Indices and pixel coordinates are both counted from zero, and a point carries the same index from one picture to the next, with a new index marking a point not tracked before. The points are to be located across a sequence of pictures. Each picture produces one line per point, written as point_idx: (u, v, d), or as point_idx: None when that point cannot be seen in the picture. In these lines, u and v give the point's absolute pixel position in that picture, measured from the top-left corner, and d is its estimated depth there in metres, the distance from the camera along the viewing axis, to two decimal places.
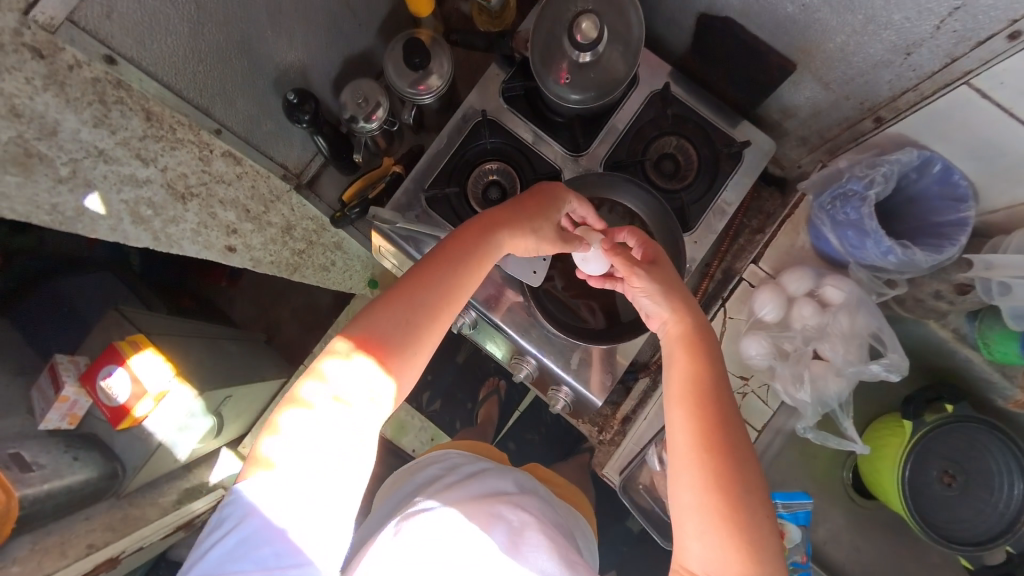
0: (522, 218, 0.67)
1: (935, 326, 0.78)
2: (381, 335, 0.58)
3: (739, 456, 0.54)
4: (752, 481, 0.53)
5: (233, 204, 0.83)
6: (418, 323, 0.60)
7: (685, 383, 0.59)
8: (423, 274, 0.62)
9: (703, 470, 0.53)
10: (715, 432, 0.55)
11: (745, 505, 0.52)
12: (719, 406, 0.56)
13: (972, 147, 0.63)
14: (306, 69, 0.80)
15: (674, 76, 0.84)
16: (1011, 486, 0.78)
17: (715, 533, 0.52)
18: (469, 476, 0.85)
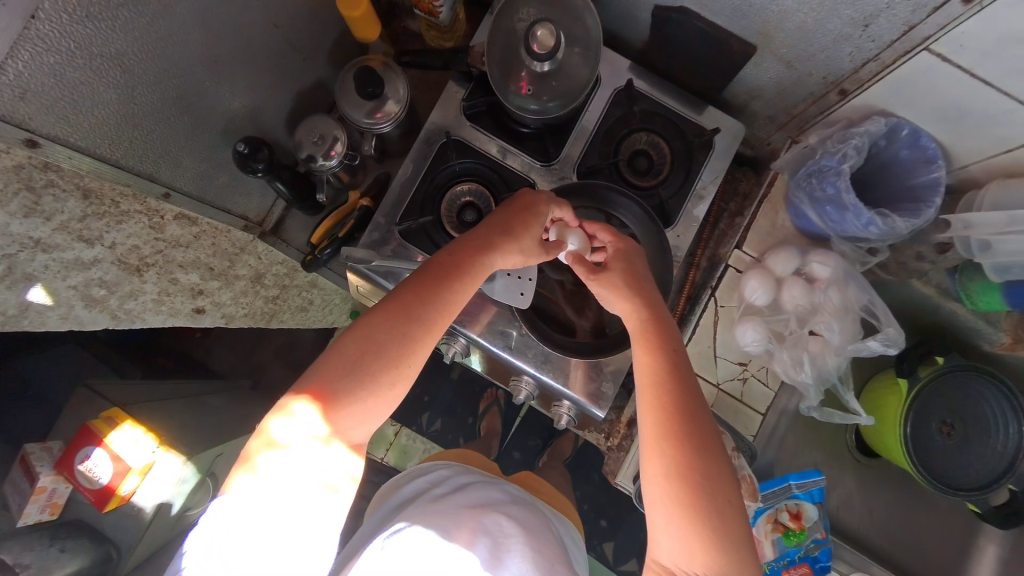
0: (505, 230, 0.66)
1: (918, 284, 0.79)
2: (342, 377, 0.58)
3: (696, 446, 0.56)
4: (707, 468, 0.55)
5: (195, 265, 0.78)
6: (379, 361, 0.59)
7: (641, 380, 0.61)
8: (390, 306, 0.61)
9: (659, 461, 0.56)
10: (671, 426, 0.57)
11: (702, 492, 0.54)
12: (676, 399, 0.58)
13: (937, 110, 0.64)
14: (253, 112, 0.76)
15: (635, 70, 0.83)
16: (1008, 427, 0.81)
17: (676, 523, 0.54)
18: (455, 484, 0.85)
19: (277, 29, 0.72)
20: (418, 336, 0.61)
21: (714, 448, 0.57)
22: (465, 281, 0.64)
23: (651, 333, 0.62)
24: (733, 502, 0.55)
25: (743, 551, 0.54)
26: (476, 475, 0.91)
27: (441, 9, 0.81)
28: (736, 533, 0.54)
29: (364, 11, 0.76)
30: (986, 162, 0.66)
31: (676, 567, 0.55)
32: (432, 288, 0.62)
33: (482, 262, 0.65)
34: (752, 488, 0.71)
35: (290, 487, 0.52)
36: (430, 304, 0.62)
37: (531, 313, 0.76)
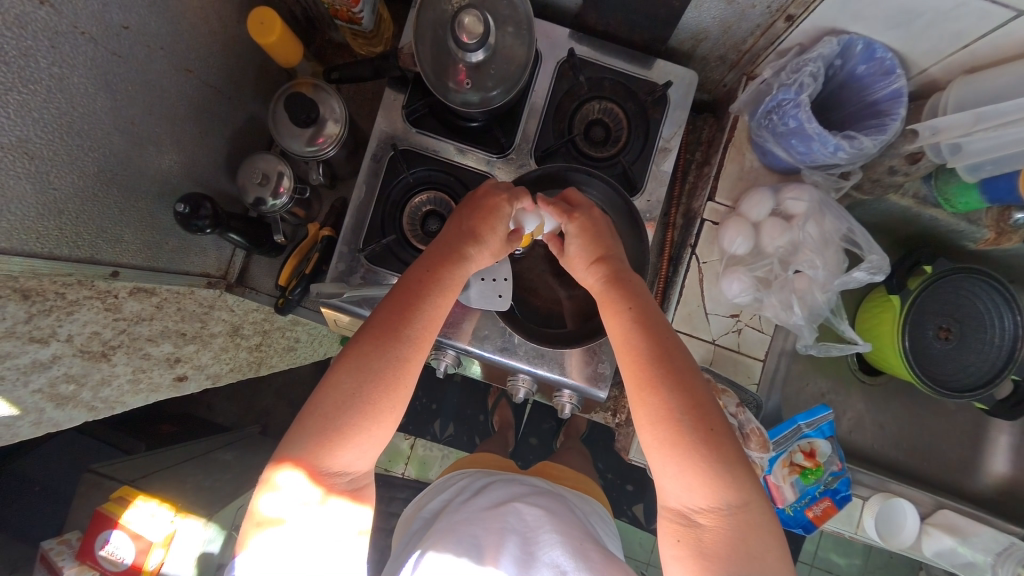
0: (465, 227, 0.64)
1: (896, 198, 0.78)
2: (334, 407, 0.56)
3: (678, 389, 0.56)
4: (689, 406, 0.55)
5: (164, 335, 0.75)
6: (366, 382, 0.57)
7: (614, 340, 0.61)
8: (376, 328, 0.59)
9: (645, 411, 0.56)
10: (647, 374, 0.57)
11: (693, 433, 0.54)
12: (648, 346, 0.58)
13: (888, 19, 0.61)
14: (189, 166, 0.71)
15: (574, 38, 0.79)
16: (1003, 318, 0.82)
17: (671, 466, 0.55)
18: (476, 490, 0.85)
19: (192, 73, 0.67)
20: (399, 350, 0.59)
21: (695, 385, 0.56)
22: (440, 287, 0.62)
23: (611, 287, 0.62)
24: (724, 434, 0.55)
25: (746, 480, 0.54)
26: (494, 477, 0.90)
27: (361, 15, 0.76)
28: (734, 464, 0.54)
29: (280, 34, 0.70)
30: (945, 63, 0.65)
31: (684, 509, 0.56)
32: (410, 303, 0.60)
33: (455, 262, 0.63)
34: (763, 439, 0.70)
35: (295, 555, 0.52)
36: (409, 318, 0.60)
37: (513, 313, 0.74)
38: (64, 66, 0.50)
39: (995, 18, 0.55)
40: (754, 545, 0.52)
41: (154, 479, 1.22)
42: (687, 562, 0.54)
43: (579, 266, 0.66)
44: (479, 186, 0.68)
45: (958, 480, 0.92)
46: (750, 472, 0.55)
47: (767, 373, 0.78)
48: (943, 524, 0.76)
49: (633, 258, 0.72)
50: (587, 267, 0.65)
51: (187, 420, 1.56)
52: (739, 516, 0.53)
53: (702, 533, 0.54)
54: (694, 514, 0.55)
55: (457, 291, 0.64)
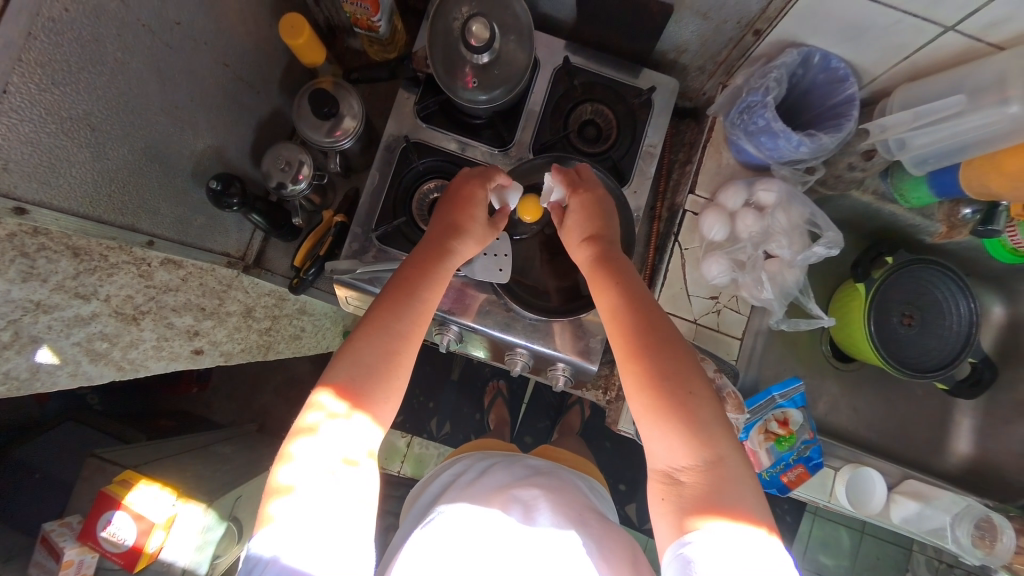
0: (449, 215, 0.72)
1: (859, 193, 0.87)
2: (338, 368, 0.62)
3: (655, 356, 0.62)
4: (668, 370, 0.61)
5: (187, 307, 0.81)
6: (365, 348, 0.63)
7: (605, 311, 0.67)
8: (372, 307, 0.66)
9: (630, 378, 0.62)
10: (631, 343, 0.63)
11: (670, 394, 0.60)
12: (630, 318, 0.64)
13: (840, 33, 0.71)
14: (220, 151, 0.78)
15: (569, 48, 0.89)
16: (960, 306, 0.91)
17: (653, 427, 0.60)
18: (480, 469, 0.90)
19: (229, 68, 0.75)
20: (387, 324, 0.64)
21: (675, 352, 0.62)
22: (432, 265, 0.69)
23: (600, 266, 0.69)
24: (701, 397, 0.60)
25: (724, 439, 0.59)
26: (496, 457, 0.95)
27: (379, 23, 0.85)
28: (708, 422, 0.59)
29: (307, 37, 0.78)
30: (890, 72, 0.74)
31: (669, 468, 0.60)
32: (400, 283, 0.67)
33: (443, 242, 0.71)
34: (738, 402, 0.76)
35: (325, 458, 0.55)
36: (408, 289, 0.66)
37: (511, 285, 0.81)
38: (127, 53, 0.57)
39: (927, 32, 0.65)
40: (734, 496, 0.55)
41: (156, 467, 1.24)
42: (670, 518, 0.57)
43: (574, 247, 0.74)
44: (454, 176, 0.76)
45: (928, 461, 0.98)
46: (728, 433, 0.59)
47: (745, 350, 0.85)
48: (909, 491, 0.81)
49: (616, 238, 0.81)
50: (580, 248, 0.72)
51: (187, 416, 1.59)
52: (718, 471, 0.57)
53: (686, 487, 0.57)
54: (677, 473, 0.59)
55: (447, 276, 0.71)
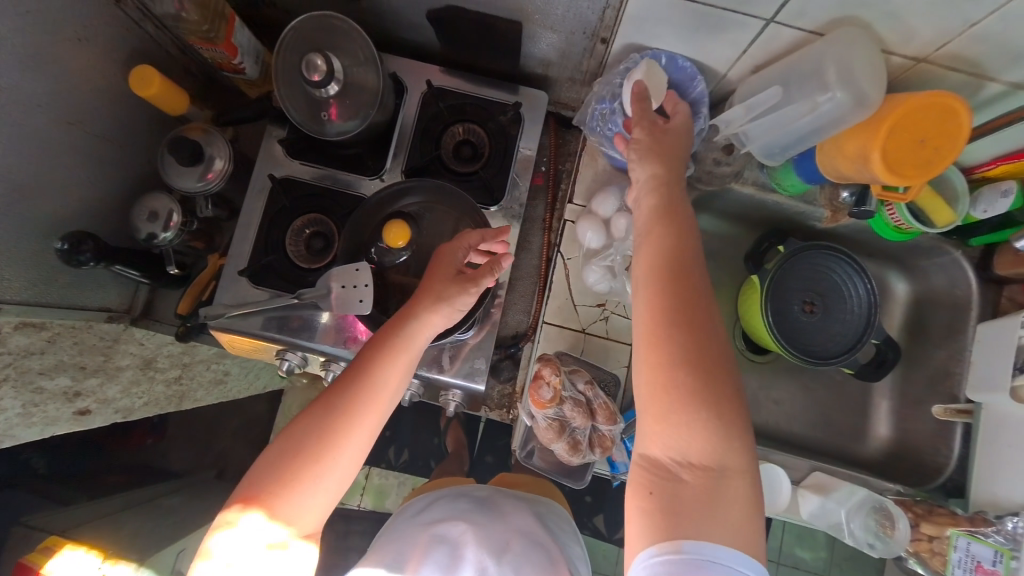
0: (420, 297, 0.68)
1: (739, 186, 0.86)
2: (272, 468, 0.61)
3: (692, 333, 0.54)
4: (699, 354, 0.53)
5: (60, 368, 0.79)
6: (308, 453, 0.61)
7: (639, 271, 0.60)
8: (321, 401, 0.64)
9: (654, 348, 0.55)
10: (664, 314, 0.55)
11: (691, 384, 0.53)
12: (669, 290, 0.56)
13: (676, 35, 0.71)
14: (81, 208, 0.78)
15: (434, 72, 0.89)
16: (858, 287, 0.90)
17: (669, 412, 0.54)
18: (427, 500, 0.89)
19: (77, 125, 0.74)
20: (336, 426, 0.63)
21: (713, 339, 0.54)
22: (393, 364, 0.65)
23: (659, 218, 0.61)
24: (731, 399, 0.53)
25: (742, 449, 0.53)
26: (447, 487, 0.93)
27: (244, 65, 0.86)
28: (723, 425, 0.52)
29: (160, 84, 0.78)
30: (737, 66, 0.74)
31: (670, 463, 0.54)
32: (356, 379, 0.64)
33: (415, 338, 0.66)
34: (611, 413, 0.71)
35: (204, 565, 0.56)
36: (368, 393, 0.64)
37: (377, 314, 0.76)
38: None
39: (752, 27, 0.65)
40: (733, 517, 0.50)
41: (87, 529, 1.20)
42: (653, 513, 0.52)
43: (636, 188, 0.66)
44: (438, 255, 0.72)
45: (852, 449, 0.96)
46: (746, 445, 0.53)
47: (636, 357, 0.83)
48: (812, 485, 0.79)
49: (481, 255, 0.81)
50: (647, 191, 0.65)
51: (136, 470, 1.55)
52: (724, 480, 0.52)
53: (684, 488, 0.52)
54: (681, 469, 0.53)
55: (402, 365, 0.66)
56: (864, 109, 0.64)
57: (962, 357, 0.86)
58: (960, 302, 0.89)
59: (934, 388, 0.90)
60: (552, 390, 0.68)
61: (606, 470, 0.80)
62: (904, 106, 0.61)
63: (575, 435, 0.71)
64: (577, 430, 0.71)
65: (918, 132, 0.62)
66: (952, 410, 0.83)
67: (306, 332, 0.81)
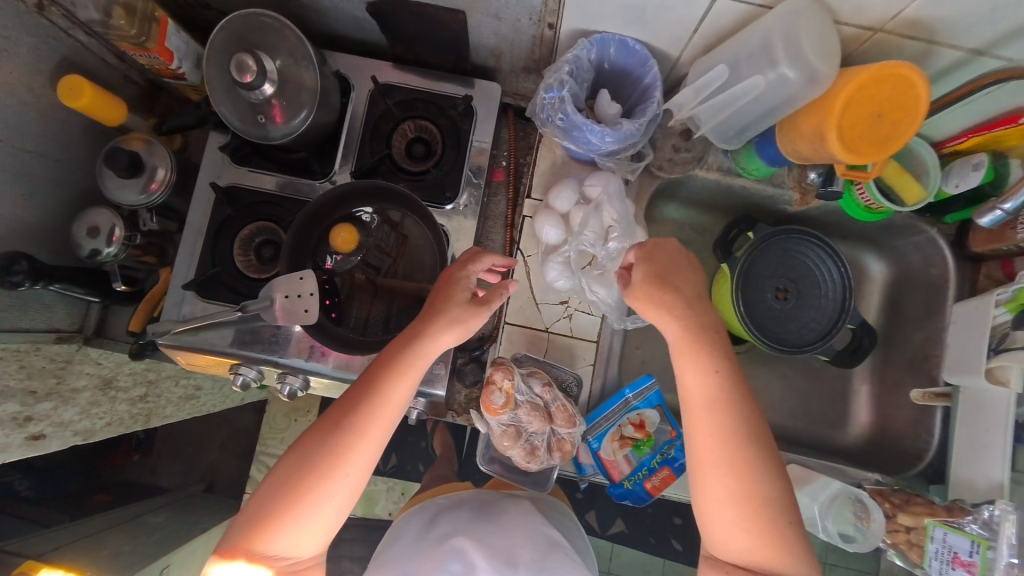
0: (428, 313, 0.64)
1: (703, 172, 0.83)
2: (279, 493, 0.60)
3: (758, 471, 0.57)
4: (762, 478, 0.57)
5: (7, 393, 0.77)
6: (313, 480, 0.60)
7: (689, 401, 0.61)
8: (323, 423, 0.62)
9: (720, 487, 0.58)
10: (734, 457, 0.58)
11: (736, 470, 0.57)
12: (734, 425, 0.58)
13: (622, 17, 0.67)
14: (14, 229, 0.75)
15: (381, 68, 0.86)
16: (830, 272, 0.87)
17: (716, 486, 0.59)
18: (427, 517, 0.80)
19: (2, 142, 0.71)
20: (344, 449, 0.60)
21: (755, 436, 0.58)
22: (401, 385, 0.62)
23: (698, 351, 0.61)
24: (779, 485, 0.57)
25: (799, 538, 0.57)
26: (441, 502, 0.84)
27: (181, 70, 0.83)
28: (798, 550, 0.56)
29: (91, 95, 0.75)
30: (689, 47, 0.71)
31: (739, 561, 0.58)
32: (358, 403, 0.61)
33: (424, 358, 0.62)
34: (570, 415, 0.69)
35: None
36: (375, 422, 0.61)
37: (326, 324, 0.71)
38: None
39: (697, 3, 0.61)
40: None
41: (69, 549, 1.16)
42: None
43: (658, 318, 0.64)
44: (450, 271, 0.67)
45: (833, 436, 0.93)
46: (805, 540, 0.57)
47: (602, 354, 0.80)
48: (787, 479, 0.77)
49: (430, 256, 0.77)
50: (668, 317, 0.63)
51: (120, 487, 1.53)
52: (790, 570, 0.56)
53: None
54: (749, 565, 0.57)
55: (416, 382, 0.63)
56: (817, 85, 0.60)
57: (939, 339, 0.84)
58: (936, 281, 0.86)
59: (913, 371, 0.87)
60: (504, 396, 0.65)
61: (573, 472, 0.79)
62: (857, 83, 0.58)
63: (532, 441, 0.69)
64: (533, 435, 0.68)
65: (873, 108, 0.59)
66: (929, 394, 0.82)
67: (256, 343, 0.79)
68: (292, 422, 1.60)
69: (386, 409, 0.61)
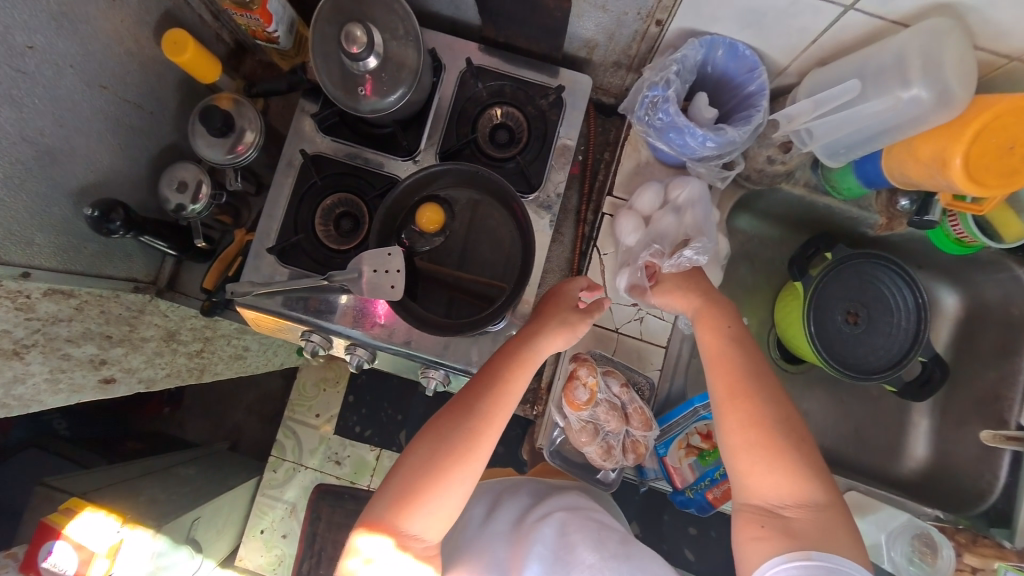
0: (543, 321, 0.71)
1: (789, 186, 0.82)
2: (420, 469, 0.62)
3: (768, 398, 0.61)
4: (776, 411, 0.60)
5: (87, 336, 0.78)
6: (438, 469, 0.62)
7: (706, 351, 0.67)
8: (444, 414, 0.66)
9: (736, 415, 0.60)
10: (741, 387, 0.62)
11: (759, 408, 0.60)
12: (742, 363, 0.64)
13: (740, 21, 0.66)
14: (110, 178, 0.76)
15: (472, 50, 0.85)
16: (905, 299, 0.85)
17: (738, 416, 0.60)
18: (490, 500, 0.83)
19: (107, 90, 0.72)
20: (470, 437, 0.63)
21: (766, 375, 0.63)
22: (519, 376, 0.67)
23: (707, 313, 0.70)
24: (797, 424, 0.59)
25: (825, 477, 0.57)
26: (496, 487, 0.87)
27: (276, 34, 0.82)
28: (823, 484, 0.56)
29: (193, 51, 0.75)
30: (802, 58, 0.69)
31: (769, 504, 0.57)
32: (477, 392, 0.65)
33: (538, 354, 0.68)
34: (646, 419, 0.73)
35: None
36: (495, 410, 0.65)
37: (405, 300, 0.72)
38: None
39: (828, 14, 0.60)
40: (841, 541, 0.52)
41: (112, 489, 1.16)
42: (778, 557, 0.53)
43: (676, 292, 0.73)
44: (558, 286, 0.76)
45: (885, 466, 0.92)
46: (832, 484, 0.57)
47: (669, 359, 0.81)
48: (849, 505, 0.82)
49: (513, 250, 0.76)
50: (685, 291, 0.73)
51: (154, 438, 1.55)
52: (827, 514, 0.54)
53: (792, 527, 0.54)
54: (780, 508, 0.56)
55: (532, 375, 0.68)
56: (947, 111, 0.60)
57: (1015, 380, 0.82)
58: (1015, 321, 0.84)
59: (979, 410, 0.85)
60: (587, 391, 0.69)
61: (634, 476, 0.82)
62: (993, 111, 0.57)
63: (608, 440, 0.72)
64: (609, 434, 0.72)
65: (1006, 139, 0.58)
66: (1001, 436, 0.79)
67: (330, 314, 0.79)
68: (321, 392, 1.53)
69: (507, 401, 0.66)
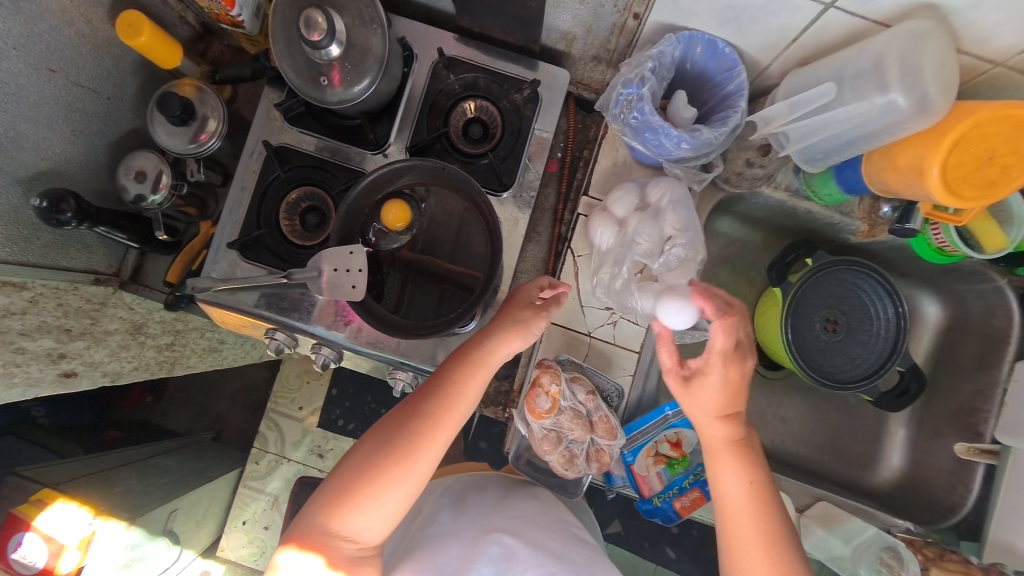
0: (498, 321, 0.68)
1: (771, 190, 0.79)
2: (360, 467, 0.62)
3: (782, 543, 0.58)
4: (793, 561, 0.58)
5: (43, 330, 0.76)
6: (373, 474, 0.62)
7: (724, 489, 0.61)
8: (389, 420, 0.66)
9: (754, 568, 0.58)
10: (765, 544, 0.58)
11: (776, 556, 0.58)
12: (759, 504, 0.60)
13: (717, 16, 0.63)
14: (63, 166, 0.74)
15: (446, 40, 0.82)
16: (885, 308, 0.83)
17: (754, 567, 0.58)
18: (455, 496, 0.80)
19: (56, 73, 0.69)
20: (413, 439, 0.63)
21: (778, 511, 0.60)
22: (468, 382, 0.65)
23: (731, 444, 0.62)
24: (811, 573, 0.58)
25: None
26: (461, 480, 0.85)
27: (240, 19, 0.79)
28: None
29: (149, 34, 0.72)
30: (782, 57, 0.66)
31: None
32: (421, 398, 0.65)
33: (493, 357, 0.66)
34: (611, 427, 0.71)
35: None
36: (443, 417, 0.64)
37: (368, 300, 0.70)
38: None
39: (806, 11, 0.57)
40: None
41: (92, 478, 1.13)
42: None
43: (700, 413, 0.63)
44: (518, 287, 0.72)
45: (860, 476, 0.91)
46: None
47: (642, 366, 0.78)
48: (819, 515, 0.80)
49: (481, 249, 0.74)
50: (712, 413, 0.62)
51: (133, 428, 1.53)
52: None
53: None
54: None
55: (484, 378, 0.66)
56: (927, 118, 0.57)
57: (992, 394, 0.80)
58: (996, 334, 0.82)
59: (956, 423, 0.84)
60: (549, 400, 0.69)
61: (602, 482, 0.82)
62: (973, 121, 0.55)
63: (570, 448, 0.71)
64: (572, 442, 0.71)
65: (985, 149, 0.56)
66: (976, 449, 0.79)
67: (296, 312, 0.77)
68: (304, 384, 1.51)
69: (452, 407, 0.64)
